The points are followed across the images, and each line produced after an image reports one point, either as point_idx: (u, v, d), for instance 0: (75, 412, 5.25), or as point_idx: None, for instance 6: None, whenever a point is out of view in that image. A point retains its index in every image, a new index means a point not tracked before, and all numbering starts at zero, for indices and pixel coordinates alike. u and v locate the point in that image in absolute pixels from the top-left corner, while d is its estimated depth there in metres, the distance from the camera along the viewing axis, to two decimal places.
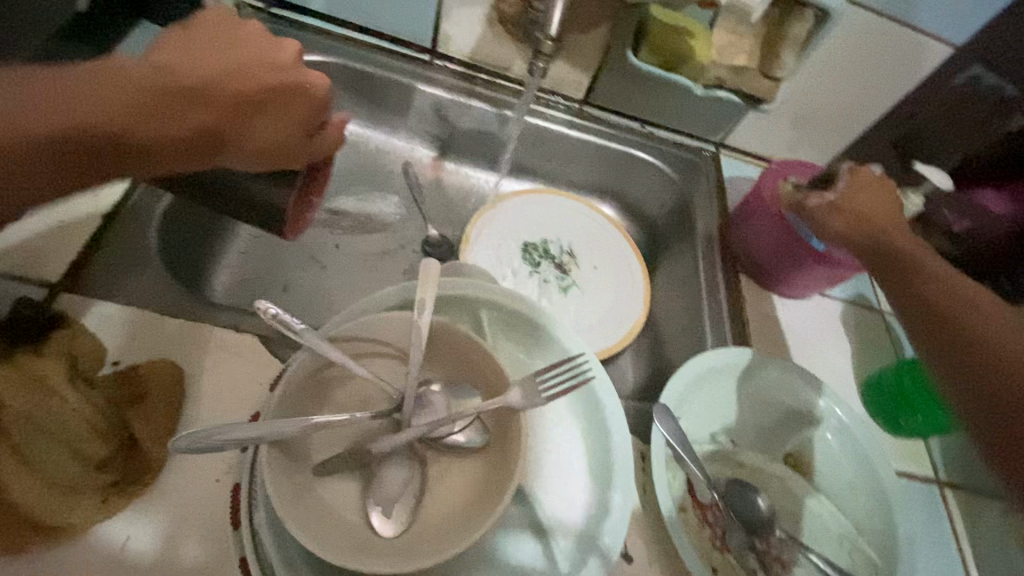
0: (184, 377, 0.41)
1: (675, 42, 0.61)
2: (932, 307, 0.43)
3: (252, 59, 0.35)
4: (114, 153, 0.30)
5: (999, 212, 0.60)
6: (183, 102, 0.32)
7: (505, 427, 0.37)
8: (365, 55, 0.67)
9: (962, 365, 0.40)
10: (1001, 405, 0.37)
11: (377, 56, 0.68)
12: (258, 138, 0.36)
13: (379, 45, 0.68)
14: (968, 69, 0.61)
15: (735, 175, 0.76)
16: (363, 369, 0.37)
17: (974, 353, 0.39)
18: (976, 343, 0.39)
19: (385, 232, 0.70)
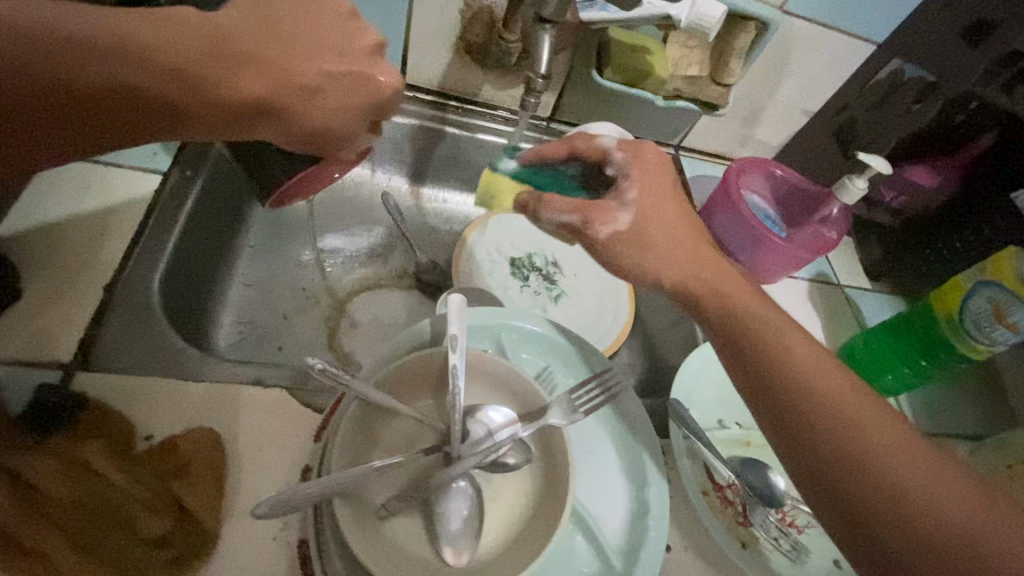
0: (223, 440, 0.41)
1: (634, 60, 0.65)
2: (789, 389, 0.37)
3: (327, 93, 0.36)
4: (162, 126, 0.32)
5: (931, 185, 0.69)
6: (244, 96, 0.32)
7: (551, 451, 0.40)
8: None
9: (818, 455, 0.35)
10: (850, 486, 0.33)
11: None
12: (288, 128, 0.36)
13: None
14: (891, 62, 0.67)
15: (699, 173, 0.80)
16: (408, 409, 0.39)
17: (835, 454, 0.34)
18: (871, 440, 0.34)
19: (375, 265, 0.71)
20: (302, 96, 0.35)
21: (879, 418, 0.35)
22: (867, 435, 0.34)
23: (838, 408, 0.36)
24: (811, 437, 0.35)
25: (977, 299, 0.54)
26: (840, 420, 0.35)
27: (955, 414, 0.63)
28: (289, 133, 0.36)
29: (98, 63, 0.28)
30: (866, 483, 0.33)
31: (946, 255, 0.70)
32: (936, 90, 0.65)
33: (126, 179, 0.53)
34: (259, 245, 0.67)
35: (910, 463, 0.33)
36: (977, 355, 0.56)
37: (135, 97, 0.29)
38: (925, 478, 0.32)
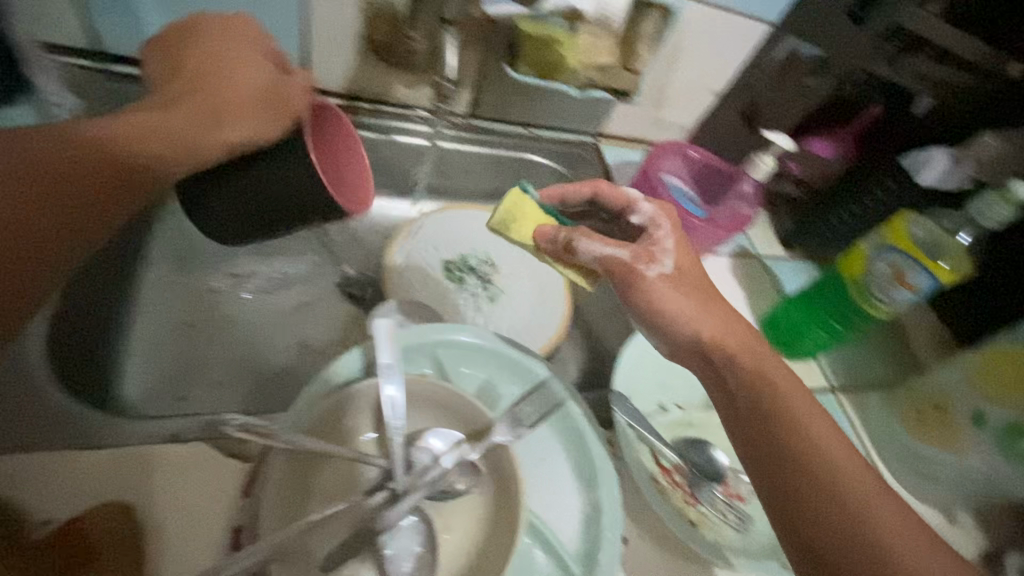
0: (138, 513, 0.37)
1: (545, 53, 0.64)
2: (773, 413, 0.37)
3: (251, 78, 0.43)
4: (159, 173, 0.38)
5: (826, 155, 0.74)
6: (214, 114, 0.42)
7: (500, 468, 0.39)
8: None
9: (796, 491, 0.34)
10: (826, 517, 0.32)
11: None
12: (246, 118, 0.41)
13: None
14: (786, 41, 0.69)
15: (618, 159, 0.81)
16: (345, 451, 0.37)
17: (816, 493, 0.33)
18: (849, 491, 0.33)
19: (296, 285, 0.66)
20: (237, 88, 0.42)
21: (860, 472, 0.34)
22: (850, 487, 0.33)
23: (820, 454, 0.34)
24: (795, 483, 0.34)
25: (879, 264, 0.58)
26: (826, 476, 0.33)
27: (868, 367, 0.69)
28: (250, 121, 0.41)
29: (95, 136, 0.37)
30: (851, 530, 0.31)
31: (845, 222, 0.74)
32: (827, 67, 0.70)
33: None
34: (164, 279, 0.61)
35: (890, 521, 0.32)
36: (879, 314, 0.60)
37: (124, 153, 0.37)
38: (902, 536, 0.31)
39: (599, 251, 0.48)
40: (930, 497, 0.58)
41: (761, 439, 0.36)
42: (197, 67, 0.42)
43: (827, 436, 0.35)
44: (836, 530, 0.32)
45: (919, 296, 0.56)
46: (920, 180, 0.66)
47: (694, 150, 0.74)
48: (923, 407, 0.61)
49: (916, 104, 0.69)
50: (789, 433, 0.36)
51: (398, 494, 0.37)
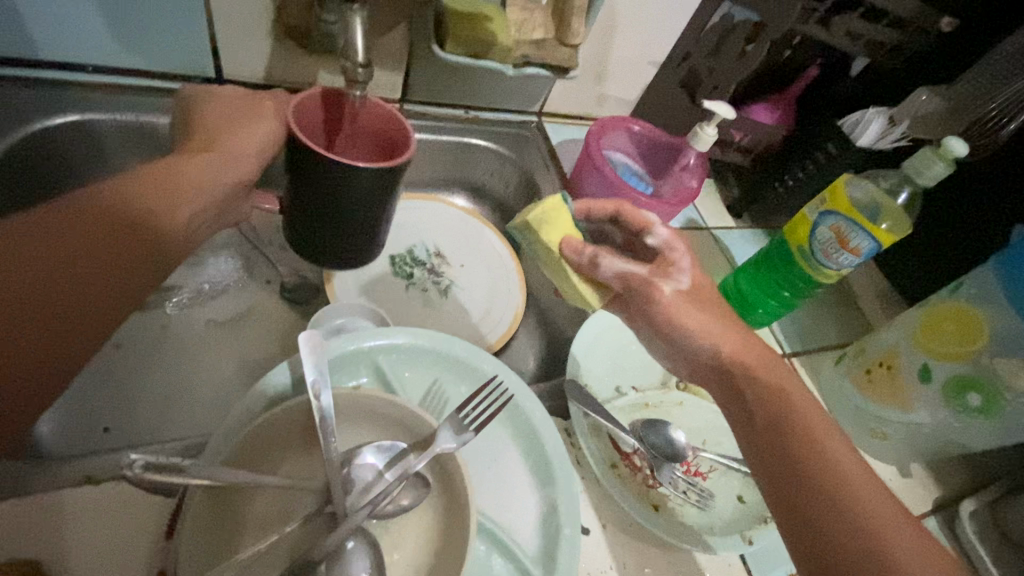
0: (45, 567, 0.33)
1: (474, 30, 0.61)
2: (774, 416, 0.37)
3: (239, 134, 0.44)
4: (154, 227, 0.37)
5: (770, 122, 0.73)
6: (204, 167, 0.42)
7: (447, 477, 0.37)
8: (134, 102, 0.56)
9: (806, 493, 0.34)
10: (836, 516, 0.32)
11: (149, 99, 0.57)
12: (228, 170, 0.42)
13: (148, 84, 0.57)
14: (721, 7, 0.68)
15: (563, 138, 0.79)
16: (276, 478, 0.34)
17: (821, 494, 0.33)
18: (834, 468, 0.34)
19: (228, 295, 0.62)
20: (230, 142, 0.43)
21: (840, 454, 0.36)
22: (839, 470, 0.34)
23: (820, 452, 0.35)
24: (792, 475, 0.35)
25: (822, 229, 0.57)
26: (812, 465, 0.35)
27: (819, 332, 0.70)
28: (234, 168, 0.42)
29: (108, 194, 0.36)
30: (844, 515, 0.32)
31: (789, 187, 0.74)
32: (763, 31, 0.68)
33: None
34: None
35: (871, 493, 0.33)
36: (827, 279, 0.60)
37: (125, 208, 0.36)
38: (889, 514, 0.32)
39: (619, 266, 0.44)
40: (882, 454, 0.59)
41: (769, 446, 0.37)
42: (209, 132, 0.44)
43: (814, 419, 0.37)
44: (833, 518, 0.33)
45: (862, 258, 0.56)
46: (858, 141, 0.67)
47: (637, 125, 0.73)
48: (870, 366, 0.61)
49: (853, 65, 0.70)
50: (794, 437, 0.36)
51: (338, 517, 0.35)
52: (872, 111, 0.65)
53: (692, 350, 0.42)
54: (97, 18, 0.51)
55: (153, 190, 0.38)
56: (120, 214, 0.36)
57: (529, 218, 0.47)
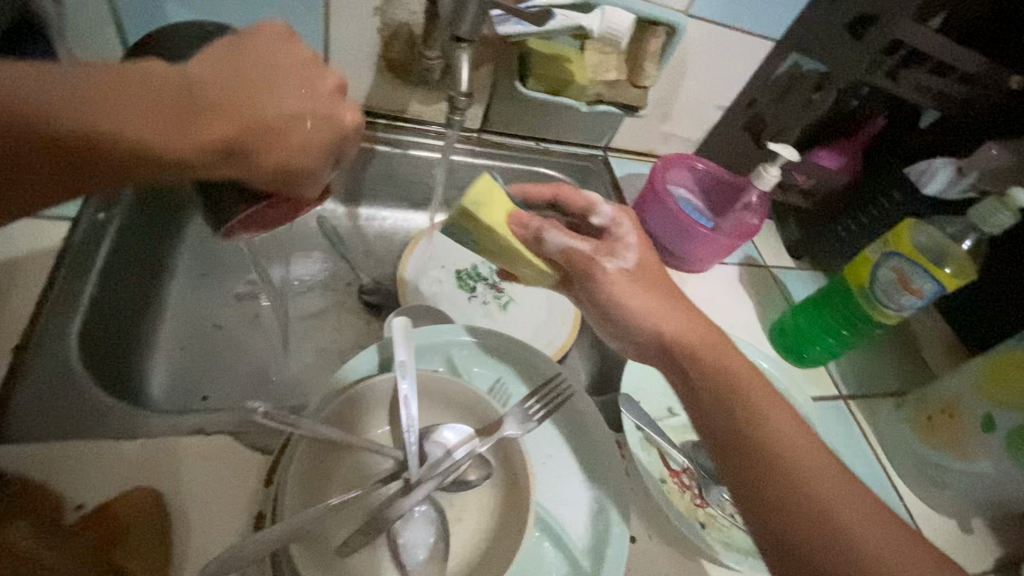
0: (165, 499, 0.39)
1: (556, 69, 0.67)
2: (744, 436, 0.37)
3: (282, 116, 0.34)
4: (100, 169, 0.30)
5: (835, 167, 0.74)
6: (206, 131, 0.31)
7: (510, 460, 0.40)
8: None
9: (789, 525, 0.33)
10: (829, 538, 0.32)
11: None
12: (259, 158, 0.34)
13: None
14: (789, 56, 0.73)
15: (627, 172, 0.83)
16: (365, 440, 0.39)
17: (806, 519, 0.33)
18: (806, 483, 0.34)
19: (315, 291, 0.68)
20: (260, 124, 0.33)
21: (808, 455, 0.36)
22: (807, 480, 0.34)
23: (790, 466, 0.35)
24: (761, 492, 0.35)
25: (884, 270, 0.58)
26: (781, 480, 0.35)
27: (878, 376, 0.69)
28: (251, 165, 0.34)
29: (70, 109, 0.28)
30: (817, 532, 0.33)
31: (852, 231, 0.76)
32: (829, 82, 0.71)
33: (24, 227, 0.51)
34: (189, 285, 0.64)
35: (838, 493, 0.34)
36: (889, 320, 0.61)
37: (77, 132, 0.28)
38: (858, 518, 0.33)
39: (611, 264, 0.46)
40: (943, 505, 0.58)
41: (748, 476, 0.36)
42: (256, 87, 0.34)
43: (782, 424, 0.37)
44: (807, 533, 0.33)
45: (926, 301, 0.57)
46: (925, 189, 0.67)
47: (701, 162, 0.76)
48: (933, 414, 0.60)
49: (923, 118, 0.72)
50: (765, 464, 0.35)
51: (412, 484, 0.39)
52: (939, 161, 0.66)
53: (708, 351, 0.42)
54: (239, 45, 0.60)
55: (107, 125, 0.29)
56: (77, 133, 0.28)
57: (465, 205, 0.45)
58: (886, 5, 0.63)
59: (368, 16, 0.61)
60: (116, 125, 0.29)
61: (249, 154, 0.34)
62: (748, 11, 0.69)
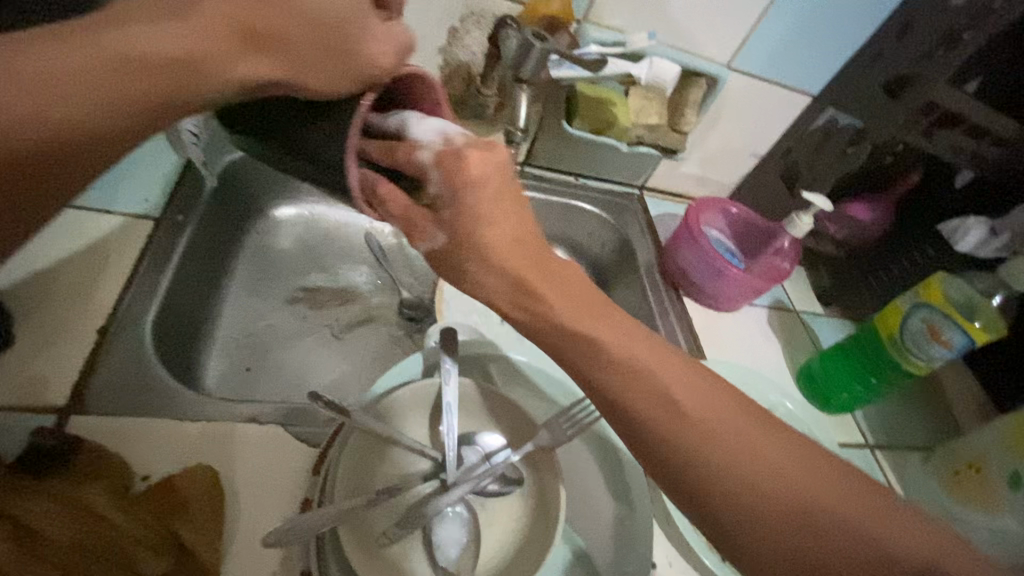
0: (221, 478, 0.42)
1: (598, 111, 0.71)
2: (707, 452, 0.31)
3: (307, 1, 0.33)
4: (155, 84, 0.30)
5: (868, 220, 0.77)
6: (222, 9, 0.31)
7: (541, 470, 0.43)
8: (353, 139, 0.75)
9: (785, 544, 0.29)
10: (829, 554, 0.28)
11: None
12: (300, 46, 0.33)
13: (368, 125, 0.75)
14: (825, 112, 0.77)
15: (661, 211, 0.86)
16: (408, 440, 0.42)
17: (794, 531, 0.29)
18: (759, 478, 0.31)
19: (359, 301, 0.72)
20: (289, 8, 0.32)
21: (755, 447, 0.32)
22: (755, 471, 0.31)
23: (764, 473, 0.31)
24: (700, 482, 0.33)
25: (914, 320, 0.60)
26: (726, 467, 0.31)
27: (905, 428, 0.69)
28: (297, 58, 0.33)
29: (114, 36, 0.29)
30: (779, 517, 0.30)
31: (884, 282, 0.77)
32: (864, 136, 0.75)
33: (103, 229, 0.54)
34: (246, 286, 0.68)
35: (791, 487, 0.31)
36: (919, 370, 0.62)
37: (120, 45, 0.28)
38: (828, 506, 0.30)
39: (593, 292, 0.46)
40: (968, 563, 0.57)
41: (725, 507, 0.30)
42: None
43: (732, 407, 0.33)
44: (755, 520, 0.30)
45: (956, 353, 0.58)
46: (957, 246, 0.69)
47: (734, 206, 0.79)
48: (960, 468, 0.61)
49: (956, 177, 0.72)
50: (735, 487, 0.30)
51: (449, 484, 0.41)
52: (972, 219, 0.67)
53: None
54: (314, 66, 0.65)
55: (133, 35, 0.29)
56: (116, 44, 0.28)
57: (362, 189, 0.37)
58: (922, 66, 0.67)
59: (433, 54, 0.66)
60: (146, 34, 0.29)
61: (287, 44, 0.33)
62: (789, 68, 0.73)
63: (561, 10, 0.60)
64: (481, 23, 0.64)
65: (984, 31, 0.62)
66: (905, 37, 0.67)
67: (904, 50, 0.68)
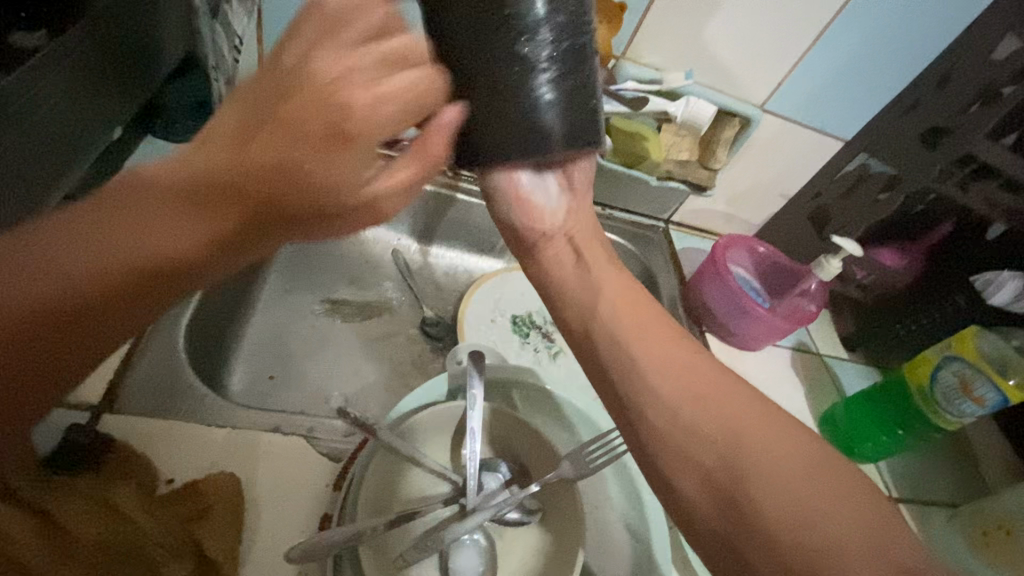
0: (243, 488, 0.42)
1: (631, 146, 0.71)
2: (717, 424, 0.35)
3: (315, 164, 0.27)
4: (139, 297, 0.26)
5: (895, 268, 0.76)
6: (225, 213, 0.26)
7: (561, 502, 0.42)
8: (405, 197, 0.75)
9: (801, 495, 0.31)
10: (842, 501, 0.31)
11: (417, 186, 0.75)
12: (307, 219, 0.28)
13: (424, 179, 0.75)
14: (858, 156, 0.77)
15: (686, 245, 0.86)
16: (430, 461, 0.42)
17: (806, 480, 0.32)
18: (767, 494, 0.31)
19: (384, 317, 0.73)
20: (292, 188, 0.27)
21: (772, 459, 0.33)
22: (771, 477, 0.32)
23: (773, 439, 0.34)
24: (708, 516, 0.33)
25: (946, 372, 0.59)
26: (741, 431, 0.34)
27: (929, 482, 0.67)
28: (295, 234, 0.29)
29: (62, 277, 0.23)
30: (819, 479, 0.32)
31: (913, 331, 0.76)
32: (897, 183, 0.75)
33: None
34: (275, 296, 0.69)
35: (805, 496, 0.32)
36: (949, 425, 0.60)
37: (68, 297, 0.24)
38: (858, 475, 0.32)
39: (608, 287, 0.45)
40: None
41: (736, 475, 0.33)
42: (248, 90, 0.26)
43: (747, 419, 0.35)
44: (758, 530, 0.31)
45: (988, 411, 0.56)
46: (991, 300, 0.68)
47: (762, 246, 0.79)
48: (988, 528, 0.59)
49: (989, 231, 0.68)
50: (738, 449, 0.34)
51: (468, 509, 0.42)
52: (1006, 273, 0.66)
53: None
54: None
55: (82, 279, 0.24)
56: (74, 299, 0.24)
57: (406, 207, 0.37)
58: (960, 120, 0.67)
59: None
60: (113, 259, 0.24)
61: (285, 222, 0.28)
62: (822, 112, 0.74)
63: (600, 46, 0.62)
64: None
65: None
66: (942, 89, 0.68)
67: (942, 102, 0.68)
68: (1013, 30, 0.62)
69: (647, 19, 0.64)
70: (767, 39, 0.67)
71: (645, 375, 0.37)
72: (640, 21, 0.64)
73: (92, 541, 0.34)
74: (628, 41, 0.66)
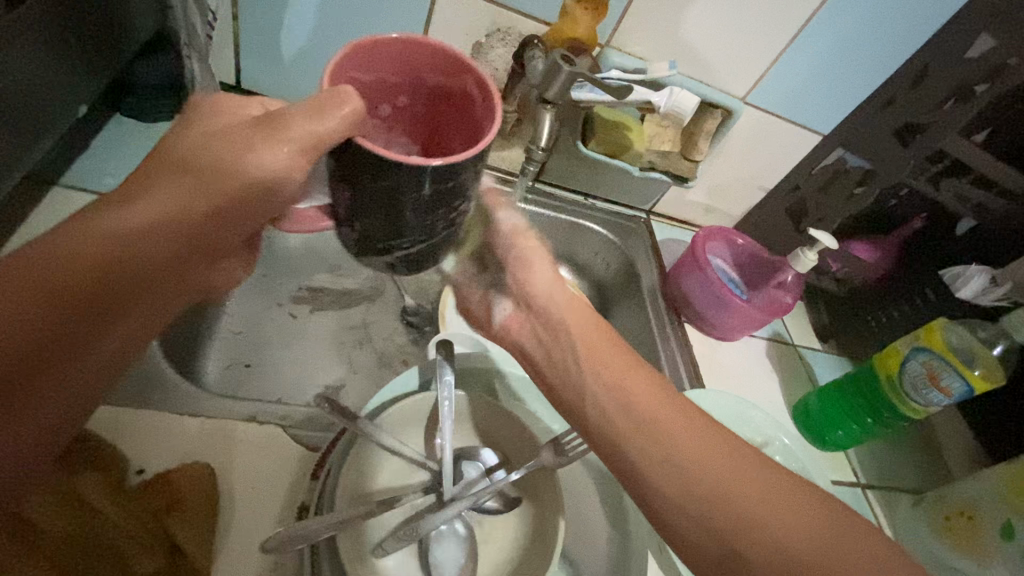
0: (218, 477, 0.42)
1: (615, 134, 0.72)
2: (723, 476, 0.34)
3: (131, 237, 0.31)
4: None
5: (870, 261, 0.79)
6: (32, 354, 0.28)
7: (540, 490, 0.42)
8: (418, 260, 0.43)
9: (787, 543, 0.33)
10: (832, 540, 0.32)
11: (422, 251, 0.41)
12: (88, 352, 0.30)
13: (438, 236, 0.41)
14: (835, 152, 0.78)
15: (667, 236, 0.86)
16: (408, 450, 0.42)
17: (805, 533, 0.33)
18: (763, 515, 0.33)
19: (362, 308, 0.71)
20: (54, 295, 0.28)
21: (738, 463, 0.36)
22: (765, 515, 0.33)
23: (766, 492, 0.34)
24: (690, 506, 0.34)
25: (912, 363, 0.61)
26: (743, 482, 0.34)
27: (897, 469, 0.70)
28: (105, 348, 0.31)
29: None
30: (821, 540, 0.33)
31: (884, 322, 0.78)
32: (873, 177, 0.76)
33: None
34: (252, 283, 0.67)
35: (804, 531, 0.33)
36: (916, 414, 0.62)
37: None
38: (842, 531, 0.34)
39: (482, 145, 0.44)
40: None
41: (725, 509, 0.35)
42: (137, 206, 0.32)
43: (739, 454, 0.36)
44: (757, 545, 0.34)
45: (953, 400, 0.59)
46: (959, 292, 0.70)
47: (739, 238, 0.79)
48: (950, 515, 0.62)
49: (958, 226, 0.73)
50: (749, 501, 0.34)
51: (446, 499, 0.41)
52: (973, 268, 0.69)
53: None
54: (326, 53, 0.63)
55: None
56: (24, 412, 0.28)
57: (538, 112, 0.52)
58: (936, 116, 0.68)
59: None
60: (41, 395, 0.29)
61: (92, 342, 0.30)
62: (800, 106, 0.75)
63: (585, 33, 0.61)
64: (505, 40, 0.65)
65: (999, 86, 0.64)
66: (918, 86, 0.69)
67: (918, 100, 0.69)
68: (987, 29, 0.63)
69: (633, 6, 0.63)
70: (748, 31, 0.67)
71: (611, 357, 0.40)
72: (624, 8, 0.64)
73: (53, 538, 0.33)
74: (612, 29, 0.65)
